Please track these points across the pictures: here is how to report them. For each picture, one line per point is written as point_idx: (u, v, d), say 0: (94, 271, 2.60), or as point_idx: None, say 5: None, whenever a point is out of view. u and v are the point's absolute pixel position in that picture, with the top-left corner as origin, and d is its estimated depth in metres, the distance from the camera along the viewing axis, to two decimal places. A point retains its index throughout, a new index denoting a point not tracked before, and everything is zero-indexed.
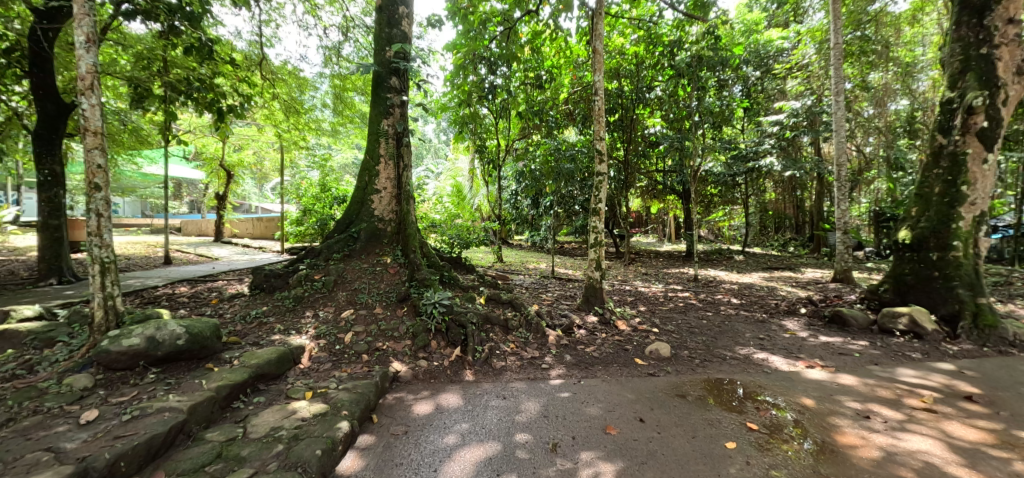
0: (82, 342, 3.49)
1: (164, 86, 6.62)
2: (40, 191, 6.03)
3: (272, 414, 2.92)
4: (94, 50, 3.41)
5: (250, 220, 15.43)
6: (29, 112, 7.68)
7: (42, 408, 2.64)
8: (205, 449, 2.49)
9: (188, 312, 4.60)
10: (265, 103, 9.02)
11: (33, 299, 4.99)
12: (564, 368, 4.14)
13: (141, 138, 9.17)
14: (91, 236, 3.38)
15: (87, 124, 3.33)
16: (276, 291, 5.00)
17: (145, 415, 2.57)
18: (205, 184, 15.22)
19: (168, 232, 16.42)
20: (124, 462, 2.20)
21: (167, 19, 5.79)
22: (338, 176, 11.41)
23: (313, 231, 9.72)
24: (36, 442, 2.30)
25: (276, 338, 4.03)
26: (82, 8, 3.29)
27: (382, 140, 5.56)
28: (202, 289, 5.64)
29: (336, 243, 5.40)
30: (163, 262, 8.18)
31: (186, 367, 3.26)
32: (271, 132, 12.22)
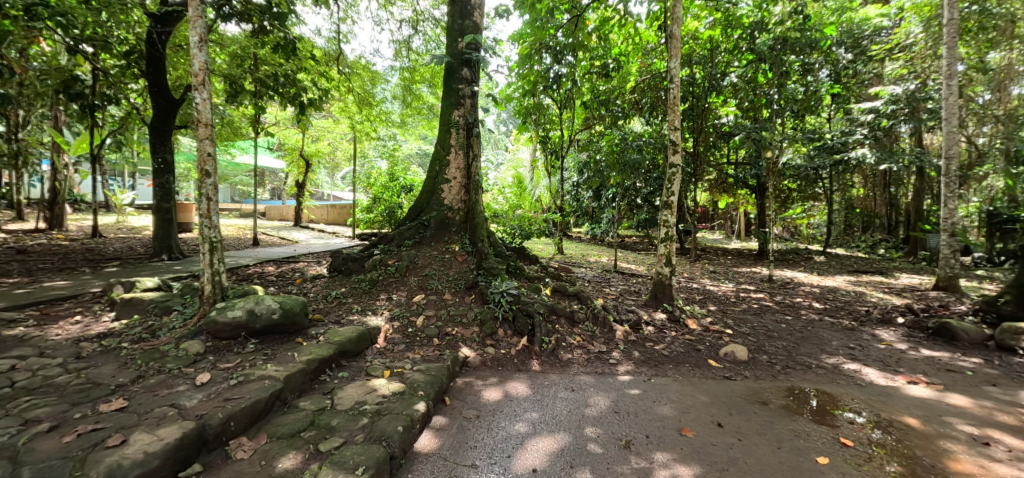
0: (193, 312, 3.91)
1: (254, 82, 7.20)
2: (155, 177, 6.82)
3: (355, 389, 3.11)
4: (206, 49, 3.78)
5: (325, 207, 16.48)
6: (146, 107, 8.68)
7: (166, 368, 2.99)
8: (300, 416, 2.70)
9: (278, 290, 5.00)
10: (341, 96, 9.53)
11: (152, 272, 5.68)
12: (632, 365, 4.04)
13: (234, 130, 10.06)
14: (202, 218, 3.76)
15: (200, 116, 3.71)
16: (353, 274, 5.30)
17: (249, 381, 2.83)
18: (286, 173, 16.44)
19: (254, 216, 17.95)
20: (234, 422, 2.44)
21: (259, 20, 6.26)
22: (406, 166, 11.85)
23: (381, 219, 10.22)
24: (162, 398, 2.59)
25: (354, 318, 4.28)
26: (196, 11, 3.65)
27: (453, 131, 5.68)
28: (287, 269, 6.12)
29: (408, 230, 5.61)
30: (252, 243, 8.97)
31: (280, 340, 3.55)
32: (345, 124, 12.97)
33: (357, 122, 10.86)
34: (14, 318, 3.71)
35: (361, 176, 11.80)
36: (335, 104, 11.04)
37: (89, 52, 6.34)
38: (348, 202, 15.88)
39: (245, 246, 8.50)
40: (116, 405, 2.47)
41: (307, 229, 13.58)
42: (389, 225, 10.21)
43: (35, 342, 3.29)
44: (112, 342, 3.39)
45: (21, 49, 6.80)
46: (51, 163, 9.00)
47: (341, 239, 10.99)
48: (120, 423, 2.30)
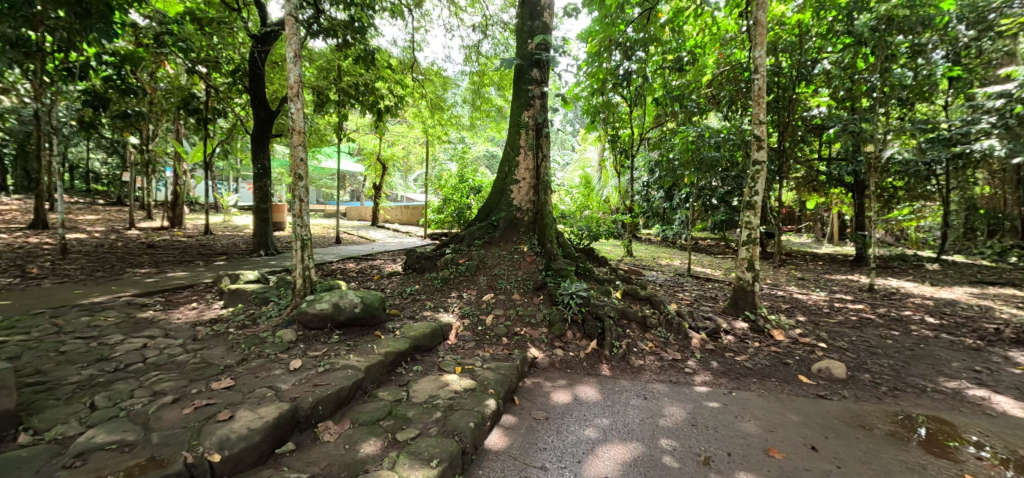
0: (287, 302, 4.31)
1: (338, 92, 7.78)
2: (256, 181, 7.61)
3: (429, 383, 3.23)
4: (300, 63, 4.14)
5: (399, 208, 17.43)
6: (248, 119, 9.72)
7: (265, 352, 3.32)
8: (379, 405, 2.86)
9: (359, 285, 5.36)
10: (415, 102, 10.02)
11: (253, 266, 6.35)
12: (709, 376, 3.80)
13: (321, 137, 10.96)
14: (295, 218, 4.11)
15: (294, 124, 4.06)
16: (426, 272, 5.54)
17: (334, 369, 3.05)
18: (364, 176, 17.61)
19: (336, 216, 19.45)
20: (322, 407, 2.63)
21: (343, 34, 6.73)
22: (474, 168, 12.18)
23: (452, 219, 10.59)
24: (261, 380, 2.85)
25: (428, 314, 4.46)
26: (291, 29, 4.01)
27: (523, 132, 5.73)
28: (367, 266, 6.54)
29: (478, 229, 5.74)
30: (335, 241, 9.71)
31: (361, 332, 3.79)
32: (418, 129, 13.63)
33: (429, 127, 11.35)
34: (146, 303, 4.33)
35: (432, 178, 12.33)
36: (409, 110, 11.63)
37: (204, 72, 7.23)
38: (420, 203, 16.65)
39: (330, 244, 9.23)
40: (224, 384, 2.75)
41: (383, 229, 14.44)
42: (458, 225, 10.57)
43: (162, 324, 3.80)
44: (221, 327, 3.82)
45: (154, 73, 7.94)
46: (174, 170, 10.39)
47: (414, 238, 11.55)
48: (227, 399, 2.55)
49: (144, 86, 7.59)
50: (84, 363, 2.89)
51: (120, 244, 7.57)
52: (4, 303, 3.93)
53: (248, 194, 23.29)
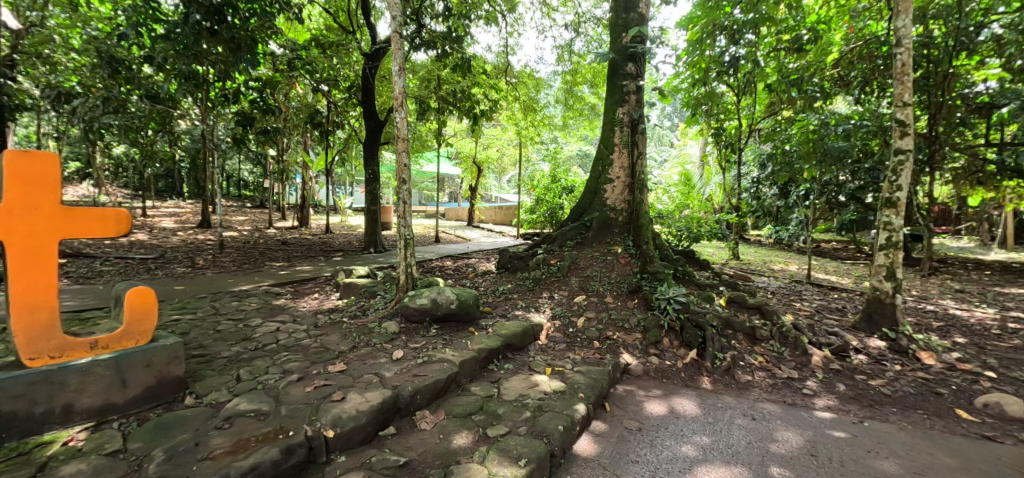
0: (392, 296, 4.69)
1: (438, 99, 8.28)
2: (368, 185, 8.43)
3: (519, 382, 3.27)
4: (404, 75, 4.46)
5: (492, 209, 18.03)
6: (362, 129, 10.81)
7: (374, 341, 3.64)
8: (472, 400, 2.97)
9: (455, 282, 5.64)
10: (509, 105, 10.27)
11: (364, 262, 7.04)
12: (834, 400, 3.30)
13: (422, 143, 11.79)
14: (399, 219, 4.45)
15: (399, 133, 4.40)
16: (518, 271, 5.64)
17: (433, 361, 3.24)
18: (461, 178, 18.55)
19: (436, 217, 20.77)
20: (420, 396, 2.80)
21: (443, 45, 7.14)
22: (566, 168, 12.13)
23: (543, 219, 10.64)
24: (369, 367, 3.13)
25: (519, 313, 4.53)
26: (396, 44, 4.34)
27: (617, 129, 5.54)
28: (463, 264, 6.86)
29: (570, 230, 5.69)
30: (435, 240, 10.35)
31: (456, 328, 3.97)
32: (511, 131, 13.96)
33: (522, 128, 11.56)
34: (282, 292, 5.03)
35: (524, 179, 12.55)
36: (503, 113, 11.97)
37: (327, 90, 8.20)
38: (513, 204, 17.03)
39: (430, 243, 9.88)
40: (338, 367, 3.06)
41: (477, 229, 15.05)
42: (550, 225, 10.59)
43: (292, 311, 4.38)
44: (338, 316, 4.28)
45: (289, 94, 9.22)
46: (304, 177, 11.96)
47: (506, 238, 11.85)
48: (342, 382, 2.85)
49: (281, 106, 8.84)
50: (234, 341, 3.44)
51: (263, 241, 8.91)
52: (181, 288, 4.86)
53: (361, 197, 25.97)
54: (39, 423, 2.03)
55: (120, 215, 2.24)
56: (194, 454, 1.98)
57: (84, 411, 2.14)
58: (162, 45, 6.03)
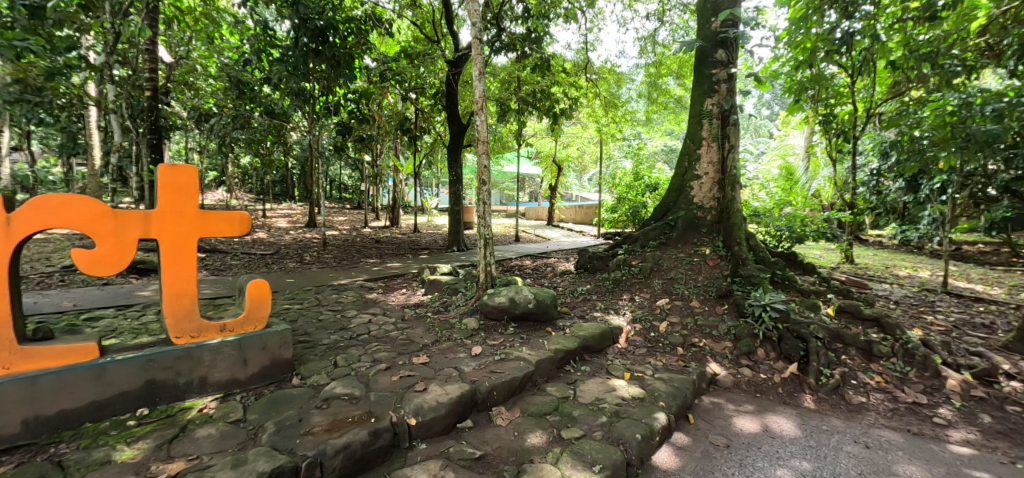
0: (472, 294, 4.85)
1: (518, 101, 8.39)
2: (452, 187, 8.81)
3: (595, 385, 3.19)
4: (484, 80, 4.59)
5: (572, 208, 17.85)
6: (447, 134, 11.34)
7: (454, 336, 3.80)
8: (547, 400, 2.96)
9: (534, 282, 5.68)
10: (589, 102, 10.08)
11: (448, 260, 7.38)
12: (979, 435, 2.75)
13: (503, 144, 12.05)
14: (480, 219, 4.57)
15: (479, 135, 4.53)
16: (597, 272, 5.52)
17: (509, 359, 3.29)
18: (541, 178, 18.61)
19: (516, 216, 21.09)
20: (497, 392, 2.86)
21: (522, 47, 7.23)
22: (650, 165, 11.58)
23: (625, 218, 10.28)
24: (450, 360, 3.27)
25: (597, 315, 4.42)
26: (477, 50, 4.47)
27: (706, 122, 5.18)
28: (541, 263, 6.89)
29: (653, 230, 5.42)
30: (515, 240, 10.52)
31: (534, 327, 3.99)
32: (591, 129, 13.70)
33: (603, 125, 11.27)
34: (375, 287, 5.46)
35: (606, 177, 12.24)
36: (584, 110, 11.78)
37: (415, 98, 8.74)
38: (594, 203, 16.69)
39: (510, 242, 10.07)
40: (422, 359, 3.24)
41: (557, 228, 14.99)
42: (632, 225, 10.19)
43: (383, 305, 4.74)
44: (423, 310, 4.55)
45: (382, 104, 9.99)
46: (395, 180, 12.88)
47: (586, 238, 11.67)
48: (425, 373, 3.01)
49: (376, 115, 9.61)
50: (334, 330, 3.81)
51: (359, 239, 9.76)
52: (293, 280, 5.51)
53: (447, 198, 27.30)
54: (183, 391, 2.43)
55: (242, 217, 2.58)
56: (298, 429, 2.22)
57: (215, 384, 2.52)
58: (278, 67, 6.88)
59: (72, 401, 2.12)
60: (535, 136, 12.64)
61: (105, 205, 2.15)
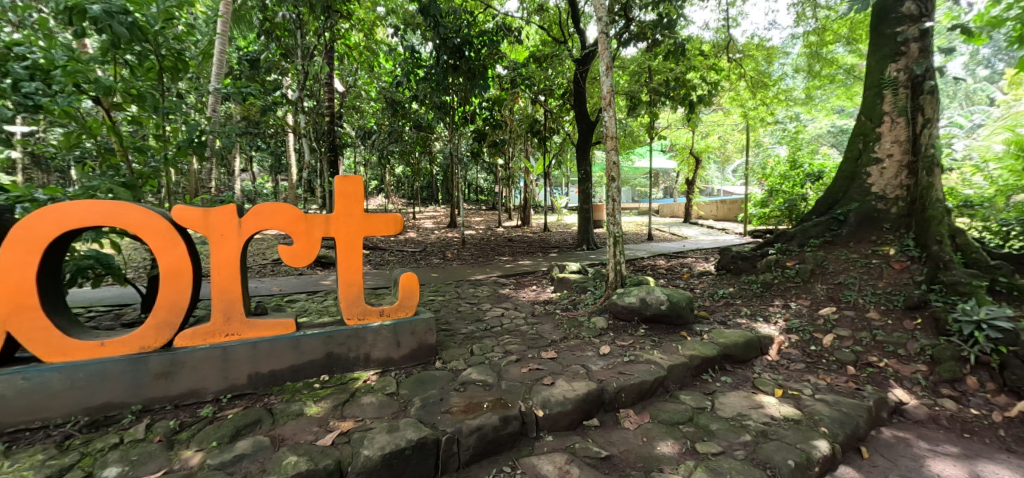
0: (601, 292, 4.79)
1: (649, 92, 7.98)
2: (581, 186, 8.75)
3: (738, 399, 2.88)
4: (611, 74, 4.49)
5: (713, 203, 16.19)
6: (575, 133, 11.34)
7: (582, 334, 3.80)
8: (680, 409, 2.78)
9: (667, 282, 5.34)
10: (732, 85, 9.06)
11: (576, 258, 7.40)
12: None
13: (633, 138, 11.57)
14: (609, 216, 4.49)
15: (608, 132, 4.45)
16: (743, 274, 4.97)
17: (639, 361, 3.16)
18: (677, 171, 17.33)
19: (649, 214, 20.01)
20: (624, 394, 2.79)
21: (653, 34, 6.84)
22: (814, 150, 9.84)
23: (779, 213, 8.95)
24: (577, 357, 3.29)
25: (742, 321, 3.96)
26: (604, 45, 4.41)
27: (889, 93, 4.28)
28: (676, 263, 6.44)
29: (815, 226, 4.67)
30: (647, 238, 10.02)
31: (667, 330, 3.76)
32: (736, 114, 12.26)
33: (751, 109, 9.98)
34: (507, 283, 5.77)
35: (754, 167, 10.82)
36: (726, 94, 10.60)
37: (543, 100, 8.98)
38: (740, 196, 14.88)
39: (641, 241, 9.62)
40: (550, 354, 3.33)
41: (695, 226, 13.78)
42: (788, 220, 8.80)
43: (514, 300, 4.99)
44: (552, 307, 4.66)
45: (513, 109, 10.51)
46: (525, 181, 13.38)
47: (730, 236, 10.50)
48: (552, 368, 3.09)
49: (508, 121, 10.15)
50: (471, 321, 4.16)
51: (493, 238, 10.40)
52: (438, 275, 6.17)
53: (576, 196, 27.30)
54: (353, 363, 2.94)
55: (396, 218, 2.97)
56: (439, 406, 2.50)
57: (376, 360, 2.98)
58: (424, 86, 7.77)
59: (279, 363, 2.75)
60: (669, 128, 11.84)
61: (299, 210, 2.72)
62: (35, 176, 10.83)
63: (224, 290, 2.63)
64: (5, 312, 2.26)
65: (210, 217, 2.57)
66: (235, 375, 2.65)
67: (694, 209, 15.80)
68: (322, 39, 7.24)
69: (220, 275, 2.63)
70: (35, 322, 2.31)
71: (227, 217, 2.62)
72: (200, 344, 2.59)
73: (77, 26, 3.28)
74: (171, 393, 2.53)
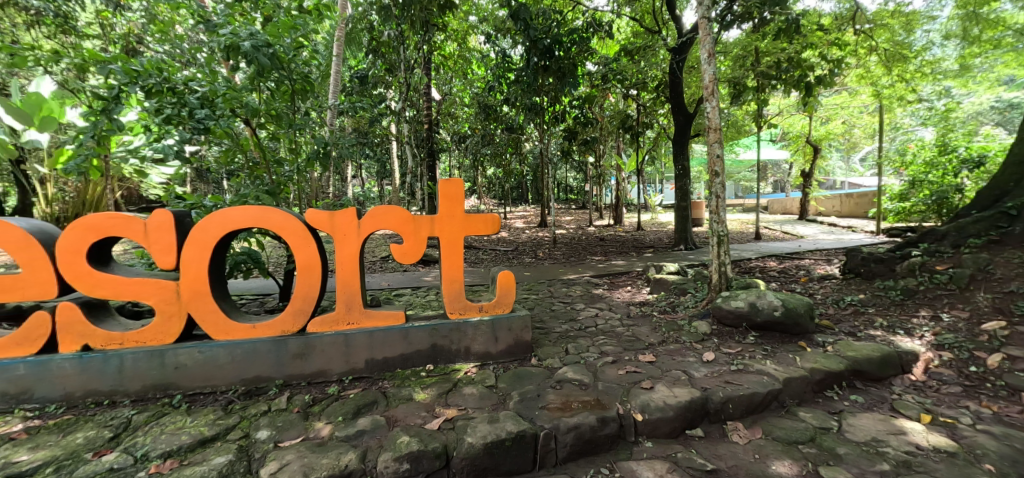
0: (703, 295, 4.47)
1: (757, 76, 7.26)
2: (678, 181, 8.19)
3: (873, 422, 2.51)
4: (714, 61, 4.18)
5: (837, 197, 14.15)
6: (670, 125, 10.72)
7: (682, 338, 3.59)
8: (799, 427, 2.50)
9: (781, 286, 4.82)
10: (861, 60, 7.88)
11: (675, 259, 7.00)
12: None
13: (738, 128, 10.60)
14: (712, 214, 4.18)
15: (710, 123, 4.16)
16: (876, 279, 4.37)
17: (748, 371, 2.90)
18: (790, 162, 15.50)
19: (756, 211, 18.16)
20: (732, 405, 2.58)
21: (760, 13, 6.21)
22: (975, 130, 8.14)
23: (925, 207, 7.56)
24: (678, 362, 3.12)
25: (877, 333, 3.43)
26: (705, 31, 4.13)
27: None
28: (792, 265, 5.77)
29: (976, 224, 4.04)
30: (754, 237, 9.11)
31: (781, 339, 3.40)
32: (865, 94, 10.63)
33: (885, 87, 8.59)
34: (600, 283, 5.66)
35: (891, 154, 9.26)
36: (854, 71, 9.23)
37: (635, 94, 8.64)
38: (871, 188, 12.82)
39: (748, 240, 8.77)
40: (648, 358, 3.20)
41: (813, 223, 12.21)
42: (939, 216, 7.40)
43: (608, 300, 4.89)
44: (648, 309, 4.47)
45: (603, 106, 10.30)
46: (616, 178, 12.99)
47: (859, 235, 9.11)
48: (650, 372, 2.97)
49: (598, 117, 9.95)
50: (564, 321, 4.16)
51: (583, 238, 10.25)
52: (530, 274, 6.27)
53: (672, 193, 25.74)
54: (455, 356, 3.12)
55: (492, 219, 3.09)
56: (537, 402, 2.55)
57: (476, 354, 3.13)
58: (514, 88, 7.96)
59: (391, 351, 3.02)
60: (781, 114, 10.65)
61: (407, 212, 2.95)
62: (203, 187, 13.22)
63: (346, 284, 2.94)
64: (188, 297, 2.79)
65: (335, 219, 2.90)
66: (356, 359, 2.97)
67: (812, 204, 14.01)
68: (422, 52, 7.79)
69: (343, 270, 2.95)
70: (208, 306, 2.82)
71: (349, 219, 2.93)
72: (327, 330, 2.95)
73: (234, 62, 3.94)
74: (305, 372, 2.92)
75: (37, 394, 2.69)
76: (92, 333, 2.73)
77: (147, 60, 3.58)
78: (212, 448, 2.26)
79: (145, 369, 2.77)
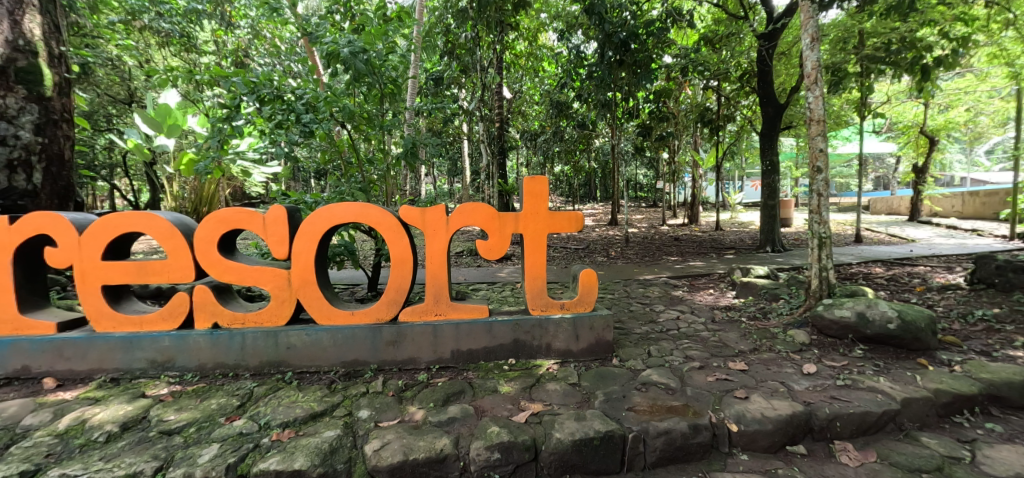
0: (798, 303, 4.13)
1: (862, 61, 6.50)
2: (764, 179, 7.61)
3: (1018, 456, 2.17)
4: (817, 47, 3.82)
5: (959, 195, 12.31)
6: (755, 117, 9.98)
7: (777, 348, 3.34)
8: (922, 454, 2.23)
9: (891, 295, 4.32)
10: (998, 36, 6.75)
11: (761, 261, 6.52)
12: None
13: (835, 119, 9.58)
14: (812, 214, 3.84)
15: (812, 115, 3.82)
16: (1015, 291, 3.82)
17: (858, 388, 2.64)
18: (899, 156, 13.74)
19: (854, 210, 16.35)
20: (840, 423, 2.37)
21: None
22: None
23: None
24: (773, 373, 2.92)
25: (1019, 354, 2.96)
26: (808, 13, 3.79)
27: None
28: (904, 272, 5.14)
29: None
30: (853, 240, 8.23)
31: (895, 355, 3.05)
32: (999, 75, 9.12)
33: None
34: (679, 285, 5.43)
35: None
36: (984, 49, 7.99)
37: (717, 85, 8.16)
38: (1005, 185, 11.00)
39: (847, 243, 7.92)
40: (739, 366, 3.02)
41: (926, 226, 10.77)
42: None
43: (690, 303, 4.68)
44: (735, 314, 4.22)
45: (679, 99, 9.84)
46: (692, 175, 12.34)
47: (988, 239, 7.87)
48: (743, 381, 2.80)
49: (673, 111, 9.53)
50: (644, 322, 4.05)
51: (657, 237, 9.88)
52: (604, 273, 6.18)
53: (753, 191, 23.92)
54: (537, 351, 3.16)
55: (575, 216, 3.07)
56: (623, 403, 2.51)
57: (557, 351, 3.16)
58: (587, 85, 7.87)
59: (476, 344, 3.13)
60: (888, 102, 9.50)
61: (494, 208, 3.03)
62: (297, 185, 14.59)
63: (435, 277, 3.09)
64: (298, 284, 3.09)
65: (426, 215, 3.06)
66: (442, 349, 3.12)
67: (925, 203, 12.35)
68: (494, 52, 7.96)
69: (432, 264, 3.10)
70: (315, 293, 3.10)
71: (438, 215, 3.08)
72: (417, 320, 3.12)
73: (333, 69, 4.29)
74: (397, 358, 3.12)
75: (178, 363, 3.12)
76: (221, 312, 3.12)
77: (262, 71, 4.02)
78: (322, 422, 2.49)
79: (262, 347, 3.11)
